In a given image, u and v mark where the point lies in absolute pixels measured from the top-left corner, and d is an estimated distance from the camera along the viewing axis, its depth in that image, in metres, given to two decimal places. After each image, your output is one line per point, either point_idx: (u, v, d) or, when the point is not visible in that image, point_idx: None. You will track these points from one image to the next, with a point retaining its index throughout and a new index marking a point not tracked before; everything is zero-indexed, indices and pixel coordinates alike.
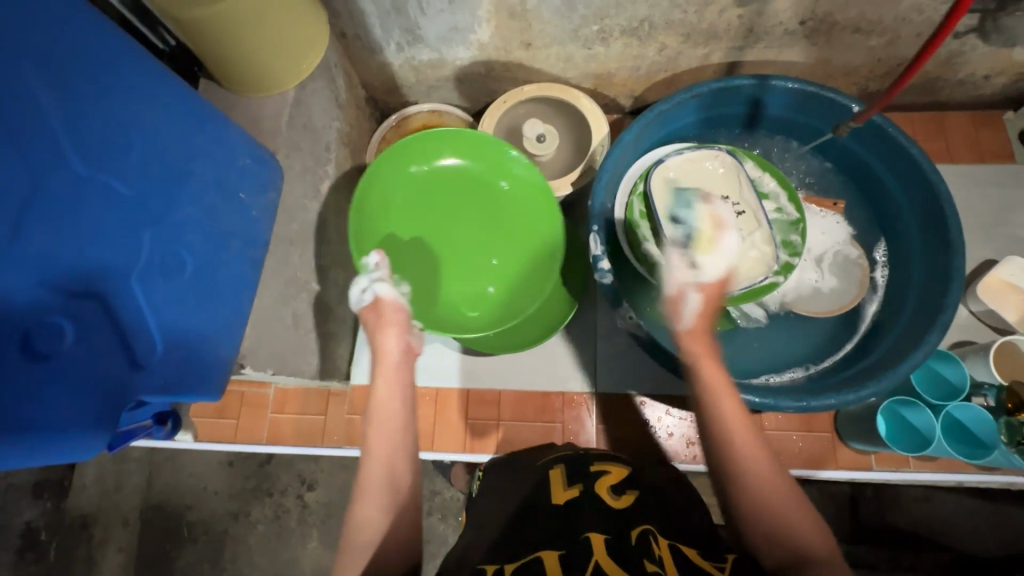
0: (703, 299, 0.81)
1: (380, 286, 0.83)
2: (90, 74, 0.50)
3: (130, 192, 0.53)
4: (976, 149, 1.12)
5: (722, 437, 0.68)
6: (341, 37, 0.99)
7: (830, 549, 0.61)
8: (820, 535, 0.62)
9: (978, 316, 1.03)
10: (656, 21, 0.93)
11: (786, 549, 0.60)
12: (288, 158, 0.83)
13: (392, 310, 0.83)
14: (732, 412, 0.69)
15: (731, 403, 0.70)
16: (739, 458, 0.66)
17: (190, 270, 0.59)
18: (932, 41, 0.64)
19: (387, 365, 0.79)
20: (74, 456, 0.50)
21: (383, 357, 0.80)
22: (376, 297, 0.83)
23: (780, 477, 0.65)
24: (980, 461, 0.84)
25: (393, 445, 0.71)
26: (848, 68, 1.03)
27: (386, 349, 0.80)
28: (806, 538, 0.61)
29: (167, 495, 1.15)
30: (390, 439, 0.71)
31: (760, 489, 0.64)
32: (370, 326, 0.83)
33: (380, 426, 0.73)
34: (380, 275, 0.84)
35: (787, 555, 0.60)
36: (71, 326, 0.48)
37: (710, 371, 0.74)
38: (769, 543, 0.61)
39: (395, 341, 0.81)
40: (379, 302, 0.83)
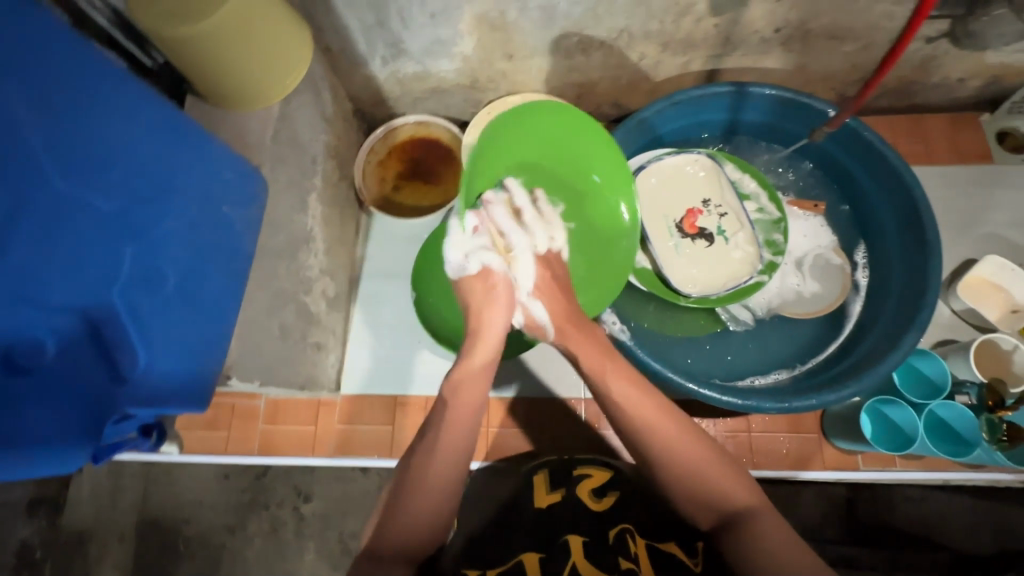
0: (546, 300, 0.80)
1: (485, 254, 0.78)
2: (73, 94, 0.51)
3: (111, 208, 0.54)
4: (955, 150, 1.14)
5: (627, 422, 0.69)
6: (327, 52, 1.00)
7: (757, 497, 0.65)
8: (747, 488, 0.65)
9: (960, 314, 1.04)
10: (634, 32, 0.95)
11: (719, 510, 0.64)
12: (274, 171, 0.84)
13: (503, 285, 0.78)
14: (622, 392, 0.71)
15: (624, 384, 0.71)
16: (641, 431, 0.68)
17: (173, 284, 0.60)
18: (899, 43, 0.65)
19: (488, 343, 0.76)
20: (55, 469, 0.52)
21: (489, 333, 0.76)
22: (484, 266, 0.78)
23: (695, 442, 0.67)
24: (965, 459, 0.85)
25: (469, 428, 0.69)
26: (825, 74, 1.05)
27: (492, 328, 0.76)
28: (733, 497, 0.64)
29: (163, 508, 1.12)
30: (468, 425, 0.69)
31: (666, 460, 0.66)
32: (477, 297, 0.77)
33: (464, 403, 0.70)
34: (481, 241, 0.79)
35: (722, 515, 0.64)
36: (52, 341, 0.49)
37: (585, 357, 0.75)
38: (701, 508, 0.65)
39: (502, 318, 0.77)
40: (488, 273, 0.78)
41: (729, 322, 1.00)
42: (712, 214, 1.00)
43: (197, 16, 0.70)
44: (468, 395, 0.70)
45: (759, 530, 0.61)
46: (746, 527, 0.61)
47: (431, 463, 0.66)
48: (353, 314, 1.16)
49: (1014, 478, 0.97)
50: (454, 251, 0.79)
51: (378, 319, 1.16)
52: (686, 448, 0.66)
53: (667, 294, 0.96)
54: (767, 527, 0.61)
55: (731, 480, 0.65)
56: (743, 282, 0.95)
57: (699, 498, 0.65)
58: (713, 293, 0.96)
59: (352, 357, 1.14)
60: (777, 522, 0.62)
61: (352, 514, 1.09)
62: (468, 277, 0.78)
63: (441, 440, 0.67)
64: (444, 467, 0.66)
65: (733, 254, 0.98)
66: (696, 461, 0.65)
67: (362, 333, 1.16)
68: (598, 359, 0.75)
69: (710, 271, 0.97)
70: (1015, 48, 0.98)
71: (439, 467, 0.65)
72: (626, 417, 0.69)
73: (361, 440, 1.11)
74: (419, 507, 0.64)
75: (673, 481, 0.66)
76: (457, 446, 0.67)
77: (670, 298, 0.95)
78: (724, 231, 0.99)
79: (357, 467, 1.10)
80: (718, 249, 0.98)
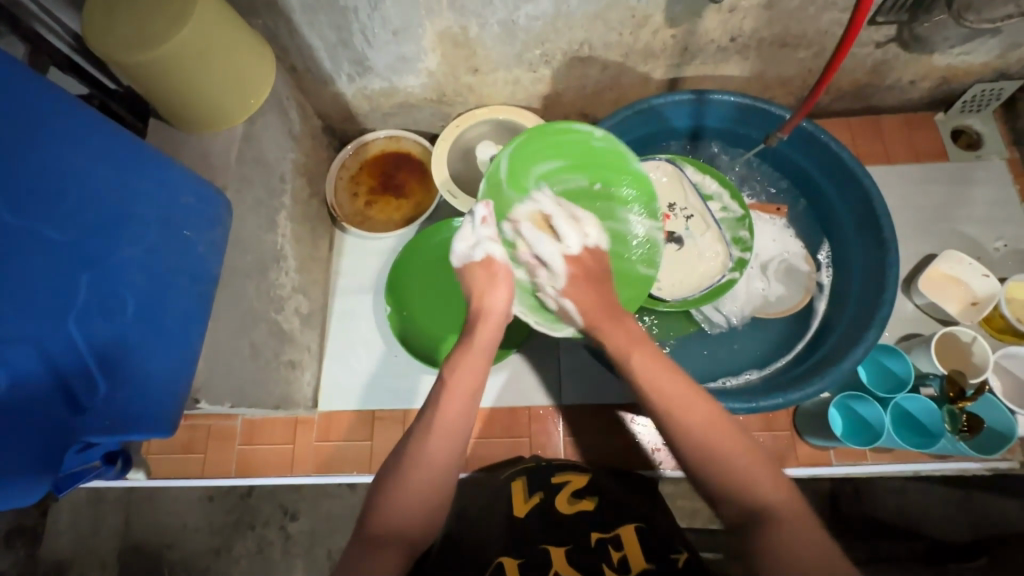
0: (577, 298, 0.84)
1: (492, 246, 0.83)
2: (17, 129, 0.51)
3: (64, 238, 0.54)
4: (912, 149, 1.17)
5: (665, 411, 0.70)
6: (292, 71, 1.01)
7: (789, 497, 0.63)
8: (777, 484, 0.64)
9: (923, 309, 1.07)
10: (594, 44, 0.97)
11: (748, 505, 0.63)
12: (239, 192, 0.84)
13: (503, 271, 0.82)
14: (665, 381, 0.72)
15: (661, 372, 0.73)
16: (677, 412, 0.69)
17: (132, 310, 0.60)
18: (844, 40, 0.67)
19: (491, 323, 0.80)
20: (9, 504, 0.50)
21: (492, 317, 0.80)
22: (488, 256, 0.82)
23: (733, 436, 0.67)
24: (931, 450, 0.87)
25: (469, 406, 0.71)
26: (783, 79, 1.08)
27: (493, 313, 0.80)
28: (770, 497, 0.63)
29: (147, 531, 1.10)
30: (468, 400, 0.71)
31: (702, 447, 0.67)
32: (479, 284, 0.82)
33: (461, 379, 0.73)
34: (489, 233, 0.84)
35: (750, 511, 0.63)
36: (3, 375, 0.49)
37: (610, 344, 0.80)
38: (729, 501, 0.64)
39: (504, 299, 0.81)
40: (490, 262, 0.82)
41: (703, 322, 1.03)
42: (679, 218, 1.02)
43: (156, 41, 0.70)
44: (467, 373, 0.73)
45: (786, 527, 0.60)
46: (776, 524, 0.60)
47: (428, 439, 0.67)
48: (329, 330, 1.16)
49: (982, 466, 0.97)
50: (461, 241, 0.84)
51: (354, 334, 1.16)
52: (724, 440, 0.67)
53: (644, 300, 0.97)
54: (793, 524, 0.60)
55: (760, 473, 0.64)
56: (715, 282, 0.97)
57: (731, 490, 0.64)
58: (685, 294, 0.97)
59: (329, 373, 1.14)
60: (804, 522, 0.60)
61: (338, 531, 1.08)
62: (474, 265, 0.83)
63: (440, 414, 0.69)
64: (444, 440, 0.67)
65: (703, 257, 1.00)
66: (732, 452, 0.66)
67: (339, 348, 1.15)
68: (626, 345, 0.78)
69: (680, 273, 0.99)
70: (961, 50, 1.02)
71: (438, 441, 0.67)
72: (665, 406, 0.70)
73: (341, 454, 1.10)
74: (405, 491, 0.64)
75: (708, 471, 0.66)
76: (457, 417, 0.70)
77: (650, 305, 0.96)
78: (693, 234, 1.00)
79: (341, 483, 1.09)
80: (687, 252, 0.99)
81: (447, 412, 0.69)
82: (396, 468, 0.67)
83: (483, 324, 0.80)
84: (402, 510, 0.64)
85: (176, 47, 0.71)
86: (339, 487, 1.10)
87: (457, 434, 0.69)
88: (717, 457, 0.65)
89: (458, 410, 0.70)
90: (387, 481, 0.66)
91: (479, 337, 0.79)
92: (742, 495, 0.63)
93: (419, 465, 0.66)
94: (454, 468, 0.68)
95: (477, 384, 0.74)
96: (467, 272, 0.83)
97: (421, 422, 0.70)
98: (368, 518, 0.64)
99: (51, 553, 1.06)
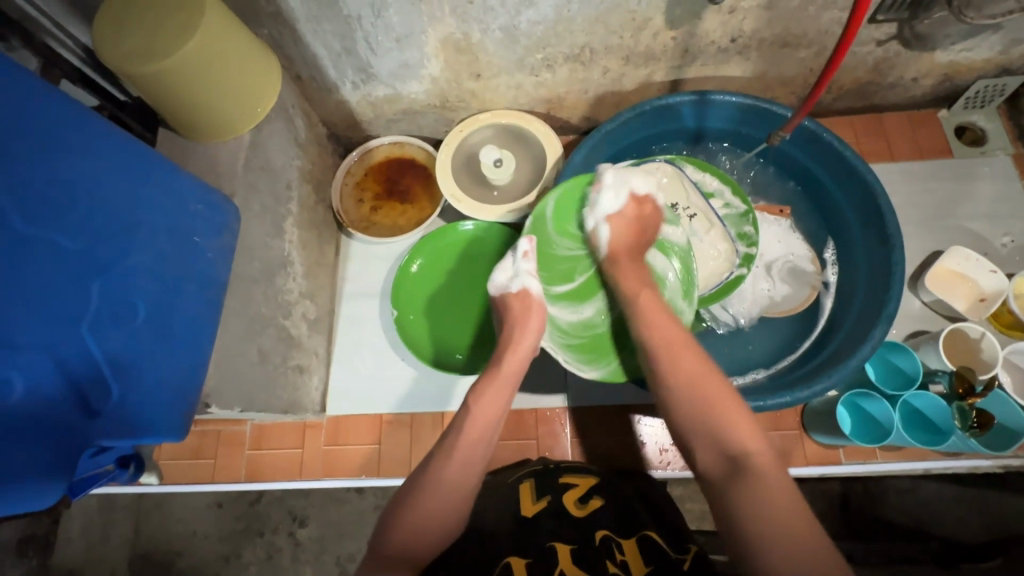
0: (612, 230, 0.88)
1: (529, 279, 0.85)
2: (31, 140, 0.52)
3: (75, 246, 0.55)
4: (915, 147, 1.17)
5: (658, 353, 0.74)
6: (297, 80, 1.02)
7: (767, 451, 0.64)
8: (757, 436, 0.65)
9: (931, 306, 1.06)
10: (595, 47, 0.98)
11: (723, 452, 0.65)
12: (246, 199, 0.85)
13: (537, 303, 0.84)
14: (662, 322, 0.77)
15: (660, 316, 0.77)
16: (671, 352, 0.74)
17: (143, 316, 0.61)
18: (843, 38, 0.68)
19: (519, 355, 0.80)
20: (24, 509, 0.51)
21: (521, 347, 0.80)
22: (525, 288, 0.85)
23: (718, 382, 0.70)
24: (939, 447, 0.86)
25: (489, 432, 0.72)
26: (784, 79, 1.09)
27: (522, 345, 0.80)
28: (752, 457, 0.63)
29: (155, 543, 1.12)
30: (488, 428, 0.72)
31: (688, 387, 0.70)
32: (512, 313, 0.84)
33: (484, 409, 0.73)
34: (528, 267, 0.86)
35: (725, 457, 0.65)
36: (20, 380, 0.50)
37: (623, 281, 0.83)
38: (706, 445, 0.67)
39: (533, 334, 0.81)
40: (526, 294, 0.84)
41: (711, 322, 1.03)
42: (683, 218, 1.00)
43: (163, 51, 0.71)
44: (492, 401, 0.74)
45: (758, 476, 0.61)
46: (747, 472, 0.62)
47: (448, 466, 0.68)
48: (336, 335, 1.17)
49: (993, 463, 0.97)
50: (500, 270, 0.87)
51: (361, 339, 1.17)
52: (709, 384, 0.69)
53: None
54: (765, 474, 0.62)
55: (739, 420, 0.66)
56: (722, 279, 0.97)
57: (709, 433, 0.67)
58: (694, 295, 0.97)
59: (337, 378, 1.15)
60: (779, 485, 0.60)
61: (347, 536, 1.09)
62: (510, 296, 0.85)
63: (463, 436, 0.70)
64: (463, 469, 0.68)
65: (709, 256, 0.99)
66: (714, 396, 0.68)
67: (346, 353, 1.16)
68: (636, 285, 0.82)
69: None
70: (962, 47, 1.02)
71: (456, 468, 0.68)
72: (661, 347, 0.75)
73: (348, 459, 1.11)
74: (422, 510, 0.65)
75: (688, 411, 0.69)
76: (478, 444, 0.70)
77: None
78: (697, 233, 0.99)
79: (349, 488, 1.10)
80: (693, 252, 0.99)
81: (467, 433, 0.70)
82: (413, 488, 0.67)
83: (509, 353, 0.80)
84: (416, 527, 0.64)
85: (183, 58, 0.72)
86: (348, 493, 1.10)
87: (475, 463, 0.69)
88: (701, 401, 0.68)
89: (477, 438, 0.70)
90: (402, 501, 0.66)
91: (506, 366, 0.79)
92: (719, 441, 0.66)
93: (435, 485, 0.66)
94: (470, 495, 0.68)
95: (501, 414, 0.74)
96: (504, 303, 0.86)
97: (442, 443, 0.71)
98: (382, 537, 0.64)
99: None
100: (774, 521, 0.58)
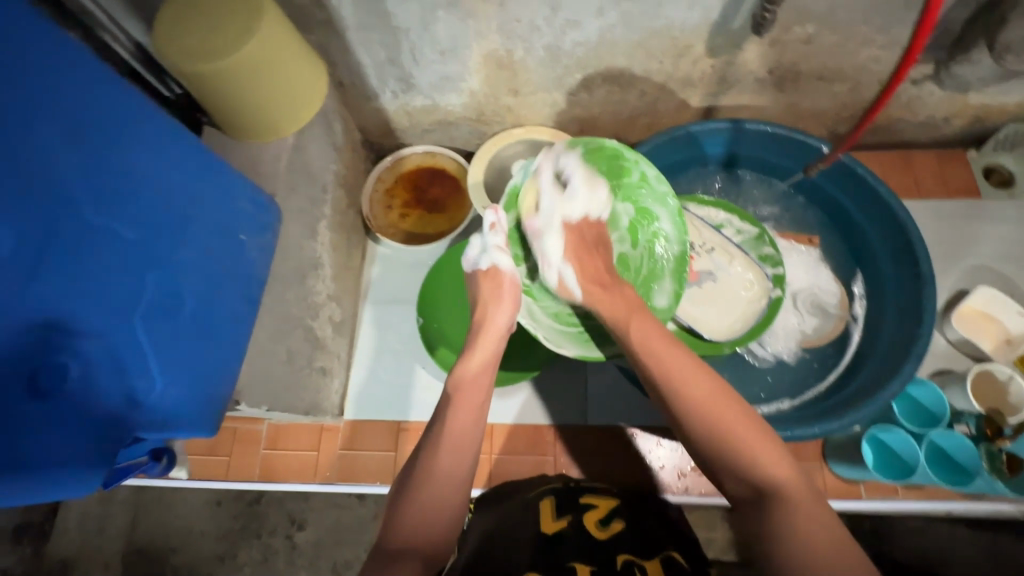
0: (575, 266, 0.87)
1: (498, 255, 0.85)
2: (105, 129, 0.53)
3: (137, 237, 0.56)
4: (943, 185, 1.18)
5: (665, 382, 0.70)
6: (339, 86, 1.04)
7: (791, 473, 0.62)
8: (786, 464, 0.63)
9: (955, 344, 1.06)
10: (634, 71, 1.00)
11: (756, 484, 0.62)
12: (286, 200, 0.87)
13: (508, 285, 0.83)
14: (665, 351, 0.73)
15: (661, 342, 0.74)
16: (676, 382, 0.69)
17: (189, 309, 0.61)
18: (893, 80, 0.68)
19: (490, 337, 0.80)
20: (68, 495, 0.51)
21: (491, 328, 0.80)
22: (494, 265, 0.84)
23: (731, 408, 0.66)
24: (965, 489, 0.85)
25: (475, 423, 0.71)
26: (817, 112, 1.10)
27: (495, 324, 0.81)
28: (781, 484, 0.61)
29: (151, 538, 1.10)
30: (472, 416, 0.71)
31: (700, 416, 0.66)
32: (485, 299, 0.83)
33: (467, 393, 0.73)
34: (496, 241, 0.86)
35: (753, 487, 0.62)
36: (76, 366, 0.50)
37: (609, 313, 0.81)
38: (730, 476, 0.64)
39: (506, 316, 0.82)
40: (497, 272, 0.84)
41: (748, 356, 1.02)
42: (702, 254, 1.02)
43: (224, 51, 0.73)
44: (472, 389, 0.74)
45: (789, 504, 0.59)
46: (779, 499, 0.60)
47: (438, 456, 0.66)
48: (357, 340, 1.17)
49: (1016, 508, 0.96)
50: (472, 249, 0.88)
51: (382, 345, 1.17)
52: (721, 410, 0.66)
53: (706, 345, 0.96)
54: (799, 497, 0.60)
55: (765, 447, 0.63)
56: (762, 309, 0.97)
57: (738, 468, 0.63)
58: (738, 331, 0.97)
59: (355, 382, 1.15)
60: (811, 501, 0.60)
61: (347, 543, 1.09)
62: (479, 273, 0.85)
63: (449, 430, 0.69)
64: (454, 455, 0.67)
65: (741, 287, 1.00)
66: (732, 421, 0.65)
67: (366, 358, 1.17)
68: (625, 310, 0.80)
69: (727, 310, 0.99)
70: (996, 90, 1.03)
71: (447, 457, 0.66)
72: (665, 376, 0.71)
73: (361, 465, 1.09)
74: (416, 506, 0.63)
75: (706, 444, 0.66)
76: (466, 430, 0.70)
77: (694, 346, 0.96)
78: (721, 266, 1.01)
79: (350, 494, 1.10)
80: (722, 286, 1.00)
81: (456, 424, 0.70)
82: (407, 486, 0.66)
83: (481, 337, 0.80)
84: (417, 521, 0.63)
85: (241, 60, 0.74)
86: (353, 499, 1.10)
87: (466, 449, 0.68)
88: (724, 433, 0.65)
89: (465, 426, 0.70)
90: (400, 497, 0.65)
91: (479, 351, 0.79)
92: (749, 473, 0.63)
93: (433, 479, 0.65)
94: (464, 484, 0.67)
95: (481, 400, 0.74)
96: (475, 280, 0.86)
97: (431, 433, 0.70)
98: (387, 530, 0.63)
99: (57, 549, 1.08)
100: (815, 540, 0.56)
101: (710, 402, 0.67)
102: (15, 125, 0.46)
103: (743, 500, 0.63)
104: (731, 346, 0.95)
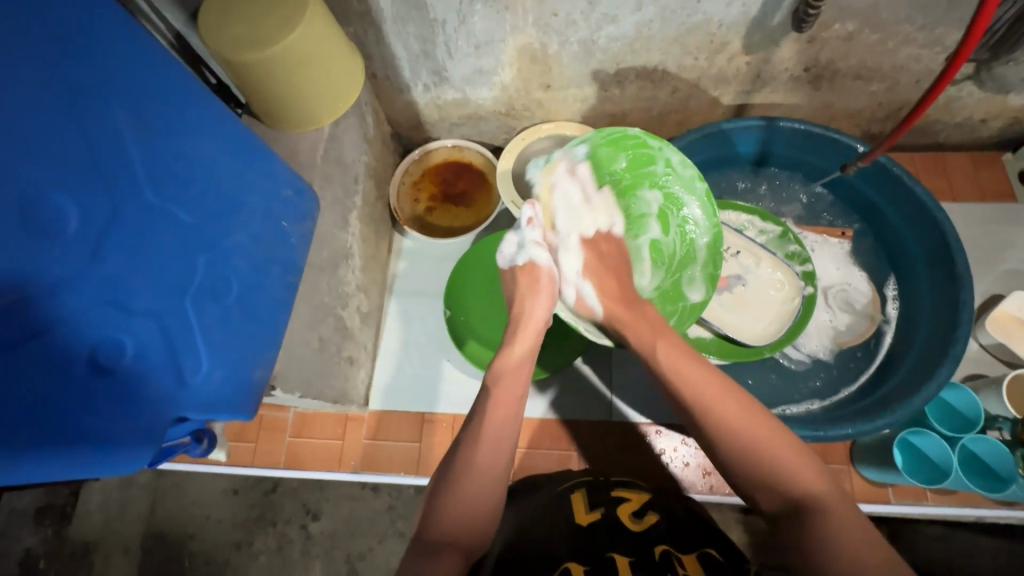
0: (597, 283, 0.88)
1: (534, 250, 0.85)
2: (165, 118, 0.55)
3: (189, 220, 0.57)
4: (977, 188, 1.16)
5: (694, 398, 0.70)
6: (372, 78, 1.05)
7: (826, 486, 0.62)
8: (820, 475, 0.63)
9: (988, 349, 1.05)
10: (669, 67, 0.99)
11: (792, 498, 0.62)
12: (322, 189, 0.88)
13: (545, 277, 0.84)
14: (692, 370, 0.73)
15: (686, 361, 0.74)
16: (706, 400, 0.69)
17: (235, 294, 0.62)
18: (939, 80, 0.68)
19: (528, 332, 0.80)
20: (116, 471, 0.52)
21: (529, 322, 0.81)
22: (532, 260, 0.84)
23: (762, 424, 0.67)
24: (999, 494, 0.84)
25: (512, 418, 0.72)
26: (851, 112, 1.09)
27: (532, 318, 0.81)
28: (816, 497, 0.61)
29: (169, 525, 1.11)
30: (509, 411, 0.72)
31: (730, 432, 0.67)
32: (522, 295, 0.83)
33: (505, 385, 0.74)
34: (532, 235, 0.86)
35: (787, 499, 0.63)
36: (132, 344, 0.51)
37: (632, 335, 0.81)
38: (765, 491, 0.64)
39: (542, 309, 0.82)
40: (532, 267, 0.84)
41: (783, 359, 1.02)
42: (729, 258, 1.02)
43: (268, 41, 0.74)
44: (510, 382, 0.74)
45: (829, 517, 0.59)
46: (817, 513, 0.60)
47: (477, 447, 0.67)
48: (382, 332, 1.18)
49: None
50: (506, 245, 0.87)
51: (406, 337, 1.18)
52: (752, 427, 0.66)
53: (747, 353, 0.95)
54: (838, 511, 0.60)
55: (798, 461, 0.64)
56: (796, 308, 0.97)
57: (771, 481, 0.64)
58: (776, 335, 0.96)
59: (380, 373, 1.16)
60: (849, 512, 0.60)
61: (364, 534, 1.09)
62: (516, 269, 0.85)
63: (488, 423, 0.70)
64: (493, 449, 0.67)
65: (771, 288, 1.00)
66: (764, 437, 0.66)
67: (391, 350, 1.17)
68: (648, 335, 0.80)
69: (761, 314, 0.98)
70: None
71: (487, 449, 0.67)
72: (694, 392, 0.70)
73: (383, 456, 1.10)
74: (458, 499, 0.64)
75: (739, 461, 0.66)
76: (504, 424, 0.70)
77: (730, 354, 0.96)
78: (749, 269, 1.01)
79: (365, 486, 1.11)
80: (754, 289, 1.00)
81: (491, 414, 0.70)
82: (445, 477, 0.66)
83: (521, 331, 0.81)
84: (455, 512, 0.63)
85: (283, 50, 0.75)
86: (373, 491, 1.10)
87: (505, 443, 0.69)
88: (755, 448, 0.65)
89: (504, 418, 0.71)
90: (438, 488, 0.66)
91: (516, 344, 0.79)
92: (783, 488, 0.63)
93: (472, 470, 0.66)
94: (502, 476, 0.68)
95: (520, 392, 0.74)
96: (511, 276, 0.86)
97: (468, 424, 0.71)
98: (427, 521, 0.63)
99: (78, 533, 1.10)
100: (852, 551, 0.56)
101: (744, 420, 0.67)
102: (82, 108, 0.47)
103: (775, 514, 0.64)
104: (773, 349, 0.95)
